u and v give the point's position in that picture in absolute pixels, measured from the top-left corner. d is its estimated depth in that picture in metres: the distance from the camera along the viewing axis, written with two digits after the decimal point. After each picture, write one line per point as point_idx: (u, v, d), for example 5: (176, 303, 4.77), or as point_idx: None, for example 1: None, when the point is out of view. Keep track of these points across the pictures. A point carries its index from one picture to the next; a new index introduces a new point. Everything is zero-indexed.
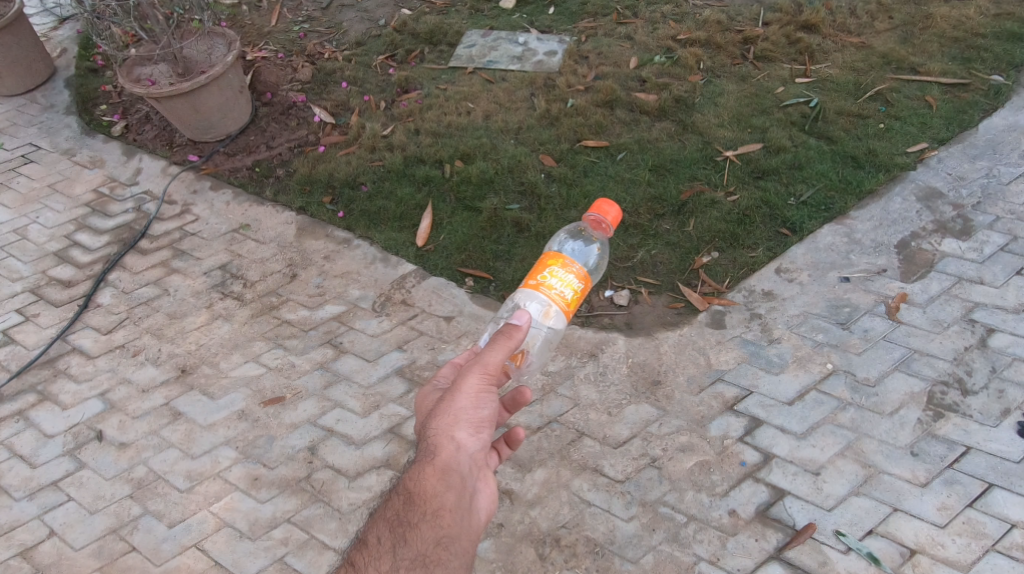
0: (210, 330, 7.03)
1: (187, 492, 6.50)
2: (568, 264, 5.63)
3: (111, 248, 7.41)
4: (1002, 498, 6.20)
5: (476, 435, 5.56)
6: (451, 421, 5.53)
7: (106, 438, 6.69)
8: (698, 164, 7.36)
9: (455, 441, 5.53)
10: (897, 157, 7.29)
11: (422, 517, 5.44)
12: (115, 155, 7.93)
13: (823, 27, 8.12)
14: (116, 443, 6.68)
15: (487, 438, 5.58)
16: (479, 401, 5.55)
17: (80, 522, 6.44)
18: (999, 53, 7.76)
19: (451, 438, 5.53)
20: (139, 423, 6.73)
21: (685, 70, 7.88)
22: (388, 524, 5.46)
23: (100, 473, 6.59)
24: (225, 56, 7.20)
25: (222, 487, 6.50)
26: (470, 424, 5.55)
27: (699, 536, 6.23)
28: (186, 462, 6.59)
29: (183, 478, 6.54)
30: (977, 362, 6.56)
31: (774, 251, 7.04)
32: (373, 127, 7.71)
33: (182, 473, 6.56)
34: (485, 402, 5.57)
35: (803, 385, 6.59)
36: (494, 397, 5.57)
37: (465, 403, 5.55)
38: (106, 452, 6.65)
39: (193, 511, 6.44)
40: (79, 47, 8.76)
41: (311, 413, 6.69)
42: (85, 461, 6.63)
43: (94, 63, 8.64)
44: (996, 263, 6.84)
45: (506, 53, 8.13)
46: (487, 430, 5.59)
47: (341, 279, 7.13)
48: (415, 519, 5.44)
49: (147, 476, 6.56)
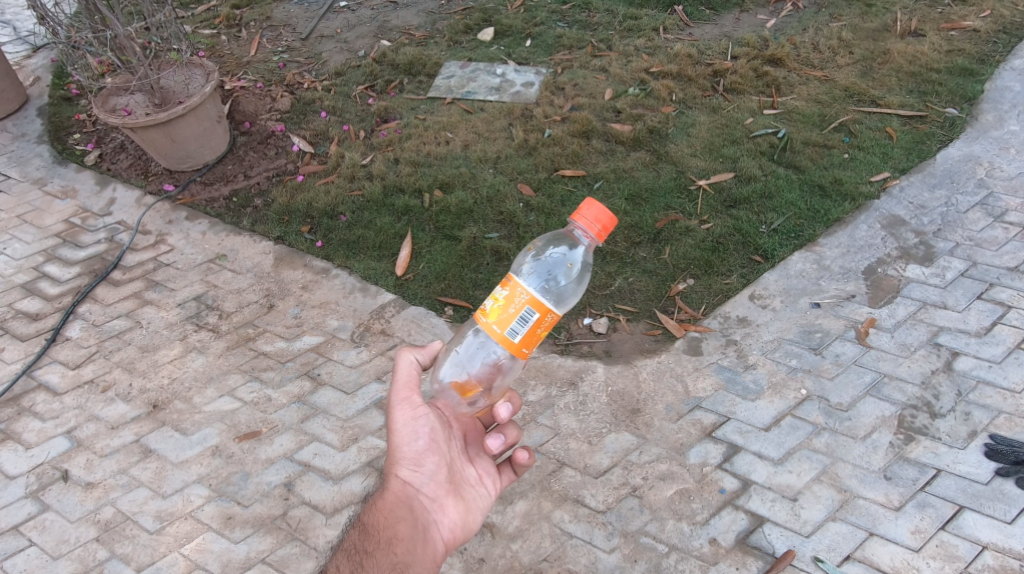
0: (184, 364, 6.91)
1: (157, 534, 6.35)
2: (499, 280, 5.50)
3: (82, 280, 7.30)
4: (973, 520, 6.25)
5: (418, 467, 5.66)
6: (395, 456, 5.67)
7: (72, 478, 6.55)
8: (673, 194, 7.41)
9: (400, 476, 5.65)
10: (862, 186, 7.36)
11: (378, 546, 5.56)
12: (89, 185, 7.84)
13: (788, 61, 8.20)
14: (82, 483, 6.53)
15: (431, 467, 5.67)
16: (414, 430, 5.67)
17: (42, 568, 6.29)
18: (953, 88, 7.85)
19: (395, 473, 5.66)
20: (107, 462, 6.58)
21: (658, 102, 7.95)
22: (346, 555, 5.57)
23: (64, 516, 6.43)
24: (203, 87, 7.22)
25: (194, 527, 6.36)
26: (410, 457, 5.66)
27: (680, 566, 6.23)
28: (156, 502, 6.44)
29: (152, 519, 6.39)
30: (944, 386, 6.63)
31: (748, 278, 7.08)
32: (352, 157, 7.71)
33: (151, 513, 6.41)
34: (425, 434, 5.68)
35: (779, 410, 6.63)
36: (429, 425, 5.69)
37: (407, 437, 5.67)
38: (72, 492, 6.50)
39: (162, 553, 6.29)
40: (52, 76, 8.69)
41: (287, 447, 6.58)
42: (48, 503, 6.48)
43: (68, 91, 8.57)
44: (958, 288, 6.93)
45: (484, 85, 8.18)
46: (428, 460, 5.67)
47: (319, 309, 7.07)
48: (371, 548, 5.56)
49: (115, 517, 6.41)
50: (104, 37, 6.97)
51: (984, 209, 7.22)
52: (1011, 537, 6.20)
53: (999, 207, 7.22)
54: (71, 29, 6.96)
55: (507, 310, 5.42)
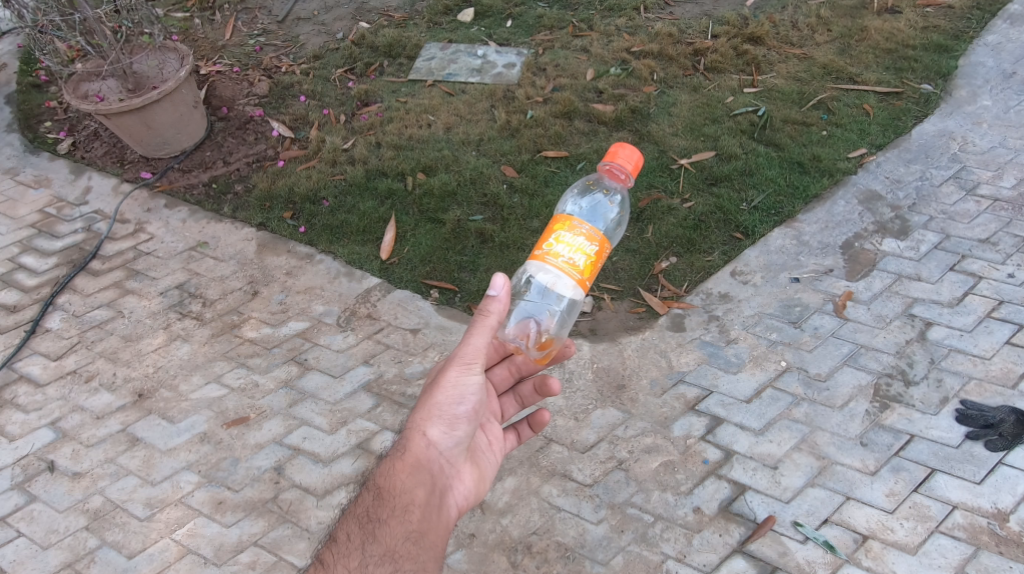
0: (168, 352, 6.90)
1: (148, 521, 6.36)
2: (577, 226, 5.56)
3: (60, 270, 7.25)
4: (944, 482, 6.43)
5: (450, 431, 5.70)
6: (427, 415, 5.66)
7: (58, 469, 6.55)
8: (655, 173, 7.51)
9: (428, 437, 5.66)
10: (839, 162, 7.47)
11: (391, 513, 5.54)
12: (63, 173, 7.77)
13: (768, 39, 8.26)
14: (69, 473, 6.53)
15: (460, 432, 5.72)
16: (457, 393, 5.68)
17: (32, 558, 6.29)
18: (928, 64, 7.96)
19: (425, 434, 5.66)
20: (94, 453, 6.58)
21: (639, 82, 7.98)
22: (357, 521, 5.54)
23: (52, 506, 6.44)
24: (177, 72, 7.11)
25: (184, 513, 6.37)
26: (445, 420, 5.68)
27: (666, 535, 6.38)
28: (145, 489, 6.45)
29: (142, 506, 6.40)
30: (917, 355, 6.80)
31: (729, 255, 7.21)
32: (333, 140, 7.67)
33: (140, 501, 6.42)
34: (463, 399, 5.70)
35: (760, 383, 6.79)
36: (473, 393, 5.70)
37: (444, 399, 5.68)
38: (59, 483, 6.50)
39: (154, 539, 6.30)
40: (19, 62, 8.60)
41: (276, 432, 6.59)
42: (35, 494, 6.48)
43: (37, 78, 8.49)
44: (932, 260, 7.08)
45: (465, 66, 8.16)
46: (462, 426, 5.71)
47: (304, 295, 7.06)
48: (384, 515, 5.53)
49: (104, 506, 6.41)
50: (72, 20, 6.85)
51: (957, 182, 7.36)
52: (980, 496, 6.39)
53: (972, 179, 7.36)
54: (38, 12, 6.81)
55: (597, 262, 5.56)
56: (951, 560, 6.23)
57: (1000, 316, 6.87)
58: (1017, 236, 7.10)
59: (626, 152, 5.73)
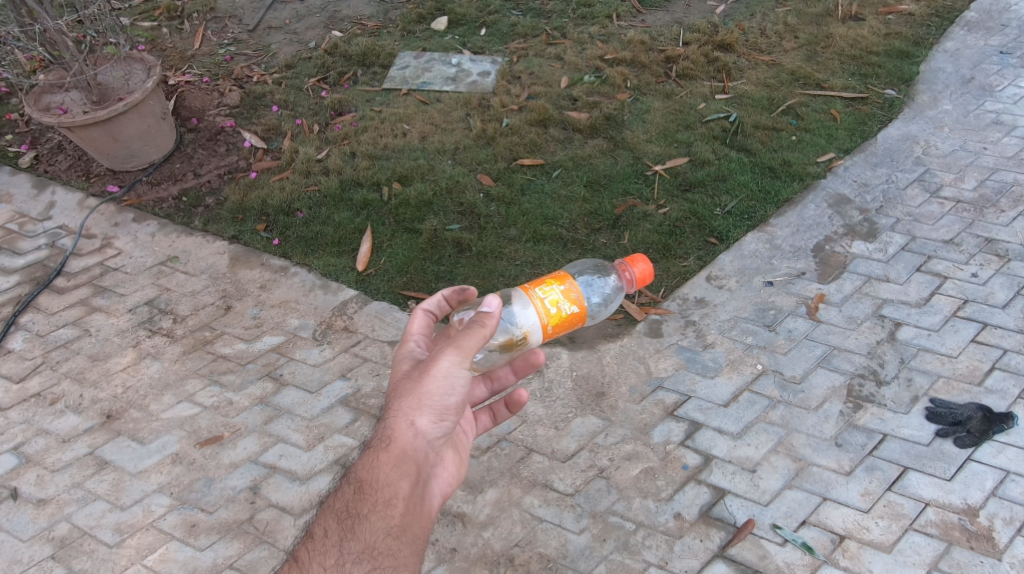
0: (138, 371, 6.68)
1: (117, 547, 6.11)
2: None
3: (22, 288, 7.10)
4: (916, 480, 6.37)
5: (439, 422, 5.47)
6: (415, 405, 5.42)
7: (22, 496, 6.29)
8: (630, 180, 7.53)
9: (415, 429, 5.43)
10: (809, 166, 7.60)
11: (372, 508, 5.37)
12: (25, 188, 7.66)
13: (737, 47, 8.43)
14: (34, 500, 6.27)
15: (449, 424, 5.50)
16: (450, 384, 5.43)
17: None
18: (892, 70, 8.17)
19: (412, 425, 5.43)
20: (60, 477, 6.33)
21: (613, 89, 8.10)
22: (336, 516, 5.39)
23: (16, 535, 6.17)
24: (144, 83, 7.33)
25: (156, 538, 6.12)
26: (434, 410, 5.45)
27: (648, 542, 6.27)
28: (115, 514, 6.20)
29: (111, 532, 6.15)
30: (889, 355, 6.78)
31: (704, 260, 7.24)
32: (307, 152, 7.67)
33: (110, 526, 6.17)
34: (453, 390, 5.46)
35: (737, 386, 6.73)
36: (463, 384, 5.45)
37: (433, 389, 5.43)
38: (23, 511, 6.24)
39: (123, 566, 6.05)
40: None
41: (251, 451, 6.38)
42: None
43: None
44: (900, 262, 7.14)
45: (440, 75, 8.24)
46: (452, 416, 5.49)
47: (278, 308, 6.93)
48: (365, 511, 5.37)
49: (71, 533, 6.15)
50: (32, 32, 7.02)
51: (921, 185, 7.50)
52: (952, 493, 6.33)
53: (935, 182, 7.51)
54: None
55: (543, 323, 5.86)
56: (925, 557, 6.16)
57: (966, 315, 6.89)
58: (980, 237, 7.21)
59: (641, 265, 5.86)
